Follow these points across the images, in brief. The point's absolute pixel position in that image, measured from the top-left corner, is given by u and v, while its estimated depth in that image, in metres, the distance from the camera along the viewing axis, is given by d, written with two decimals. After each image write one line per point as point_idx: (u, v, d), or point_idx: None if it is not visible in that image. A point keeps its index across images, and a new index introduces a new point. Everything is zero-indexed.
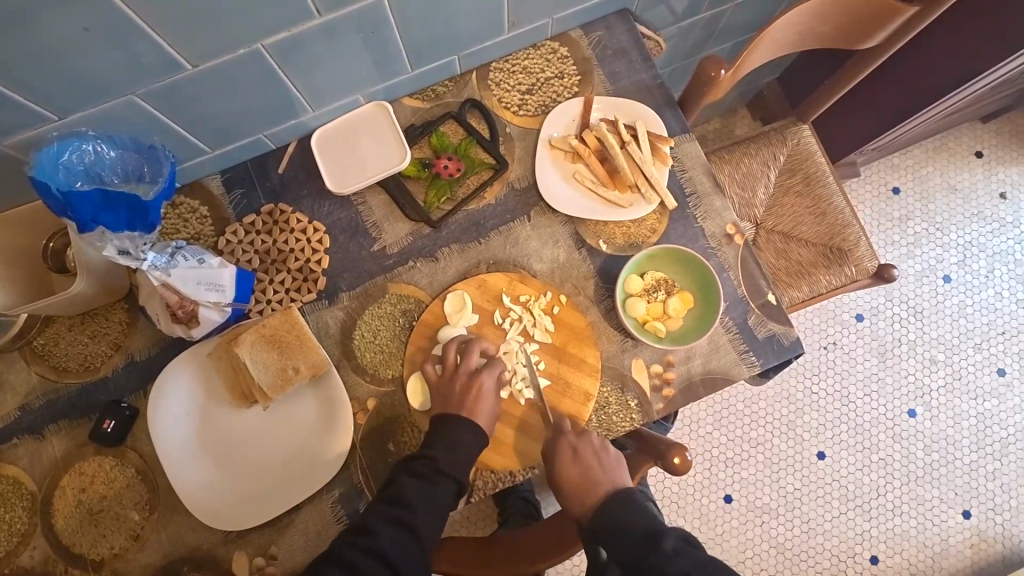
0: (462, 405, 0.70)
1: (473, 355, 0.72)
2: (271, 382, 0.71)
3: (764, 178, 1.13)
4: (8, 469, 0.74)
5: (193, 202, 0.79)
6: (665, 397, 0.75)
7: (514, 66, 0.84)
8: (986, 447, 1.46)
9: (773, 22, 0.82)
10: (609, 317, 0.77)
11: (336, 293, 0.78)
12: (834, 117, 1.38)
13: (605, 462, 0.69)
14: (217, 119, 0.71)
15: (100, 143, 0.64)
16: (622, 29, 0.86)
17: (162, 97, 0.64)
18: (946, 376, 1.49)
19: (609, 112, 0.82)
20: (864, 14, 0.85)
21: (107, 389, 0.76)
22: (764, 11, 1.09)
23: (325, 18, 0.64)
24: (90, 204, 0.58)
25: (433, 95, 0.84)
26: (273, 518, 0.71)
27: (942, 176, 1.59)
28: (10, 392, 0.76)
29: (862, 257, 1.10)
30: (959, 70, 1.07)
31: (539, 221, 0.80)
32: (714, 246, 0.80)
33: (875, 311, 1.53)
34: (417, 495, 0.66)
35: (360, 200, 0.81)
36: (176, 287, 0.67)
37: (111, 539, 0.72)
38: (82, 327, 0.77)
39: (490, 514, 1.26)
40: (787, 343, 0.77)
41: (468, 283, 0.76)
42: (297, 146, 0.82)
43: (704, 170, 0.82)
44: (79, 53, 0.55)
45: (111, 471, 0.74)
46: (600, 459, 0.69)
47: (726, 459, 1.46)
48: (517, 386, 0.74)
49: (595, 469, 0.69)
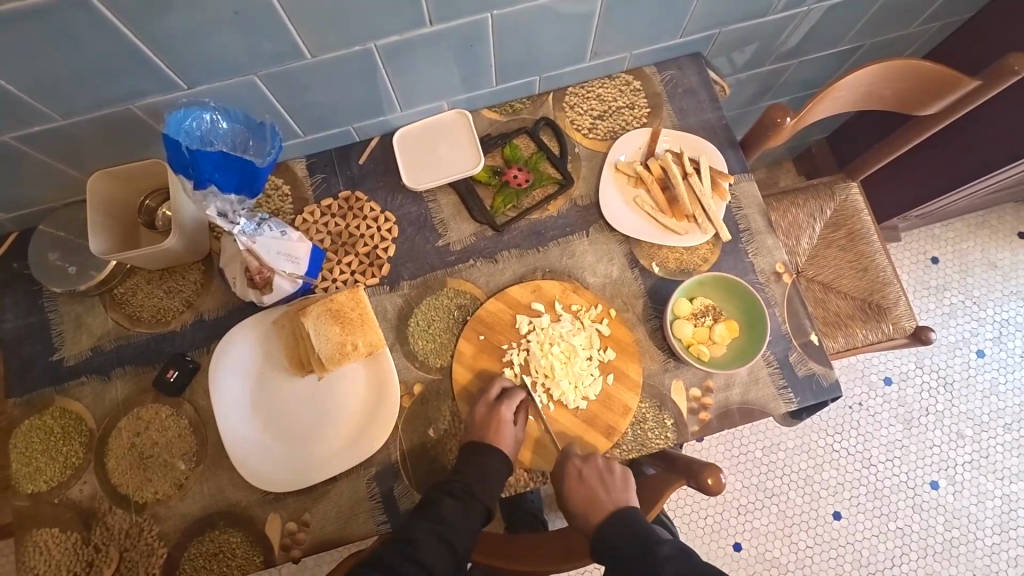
0: (491, 426, 0.72)
1: (496, 390, 0.75)
2: (329, 353, 0.74)
3: (810, 229, 1.16)
4: (73, 404, 0.78)
5: (278, 180, 0.85)
6: (701, 420, 0.77)
7: (589, 93, 0.90)
8: (1010, 531, 1.42)
9: (838, 81, 0.85)
10: (655, 336, 0.80)
11: (398, 280, 0.83)
12: (879, 180, 1.41)
13: (613, 482, 0.71)
14: (317, 107, 0.78)
15: (217, 114, 0.70)
16: (693, 71, 0.92)
17: (278, 81, 0.71)
18: (973, 452, 1.47)
19: (674, 144, 0.86)
20: (926, 82, 0.89)
21: (174, 342, 0.81)
22: (825, 70, 1.14)
23: (434, 28, 0.70)
24: (210, 163, 0.66)
25: (510, 110, 0.89)
26: (312, 485, 0.74)
27: (983, 252, 1.60)
28: (86, 334, 0.81)
29: (901, 316, 1.11)
30: (1010, 149, 1.09)
31: (597, 237, 0.84)
32: (762, 282, 0.82)
33: (903, 376, 1.53)
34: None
35: (431, 198, 0.86)
36: (258, 253, 0.72)
37: (156, 484, 0.75)
38: (160, 281, 0.82)
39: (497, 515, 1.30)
40: (826, 385, 0.79)
41: (524, 287, 0.80)
42: (380, 141, 0.88)
43: (759, 209, 0.85)
44: (222, 32, 0.61)
45: (166, 419, 0.77)
46: (604, 480, 0.71)
47: (739, 507, 1.44)
48: (569, 399, 0.76)
49: (598, 485, 0.70)
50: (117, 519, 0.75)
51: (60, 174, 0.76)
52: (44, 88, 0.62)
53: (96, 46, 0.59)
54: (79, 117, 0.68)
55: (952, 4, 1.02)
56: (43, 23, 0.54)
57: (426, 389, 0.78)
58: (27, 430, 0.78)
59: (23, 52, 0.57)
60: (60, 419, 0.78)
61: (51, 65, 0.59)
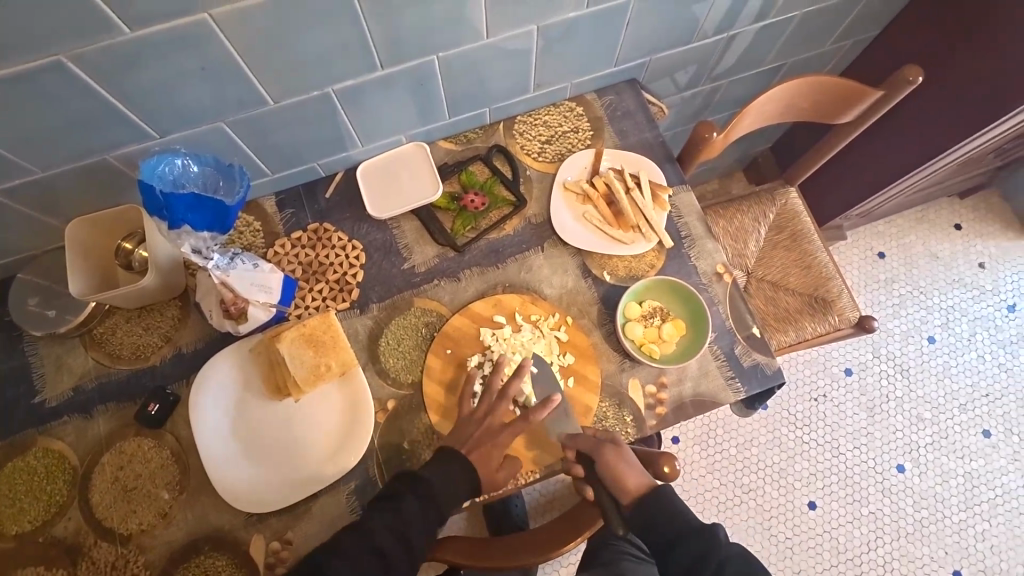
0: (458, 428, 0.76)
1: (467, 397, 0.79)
2: (304, 376, 0.78)
3: (755, 232, 1.24)
4: (55, 443, 0.81)
5: (249, 217, 0.91)
6: (658, 414, 0.83)
7: (536, 120, 0.98)
8: (975, 507, 1.49)
9: (757, 97, 0.95)
10: (609, 339, 0.86)
11: (367, 303, 0.88)
12: (820, 185, 1.52)
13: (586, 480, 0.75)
14: (283, 148, 0.84)
15: (189, 159, 0.76)
16: (630, 94, 1.00)
17: (245, 127, 0.77)
18: (933, 434, 1.55)
19: (616, 162, 0.94)
20: (837, 93, 0.98)
21: (153, 376, 0.84)
22: (754, 87, 1.25)
23: (386, 72, 0.77)
24: (182, 205, 0.71)
25: (465, 140, 0.97)
26: (293, 503, 0.77)
27: (924, 244, 1.71)
28: (67, 375, 0.84)
29: (845, 308, 1.19)
30: (927, 149, 1.19)
31: (552, 251, 0.90)
32: (705, 282, 0.90)
33: (862, 366, 1.61)
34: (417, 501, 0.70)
35: (395, 225, 0.92)
36: (232, 285, 0.77)
37: (140, 515, 0.78)
38: (138, 319, 0.86)
39: (481, 519, 1.35)
40: (770, 372, 0.85)
41: (485, 302, 0.86)
42: (344, 175, 0.94)
43: (697, 217, 0.93)
44: (190, 85, 0.68)
45: (148, 451, 0.80)
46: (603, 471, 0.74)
47: (719, 504, 1.49)
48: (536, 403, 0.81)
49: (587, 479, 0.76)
50: (102, 552, 0.77)
51: (38, 223, 0.80)
52: (23, 145, 0.67)
53: (69, 103, 0.64)
54: (57, 170, 0.73)
55: (858, 23, 1.13)
56: (24, 87, 0.60)
57: (398, 404, 0.83)
58: (10, 472, 0.80)
59: (4, 114, 0.62)
60: (42, 459, 0.80)
61: (26, 122, 0.64)
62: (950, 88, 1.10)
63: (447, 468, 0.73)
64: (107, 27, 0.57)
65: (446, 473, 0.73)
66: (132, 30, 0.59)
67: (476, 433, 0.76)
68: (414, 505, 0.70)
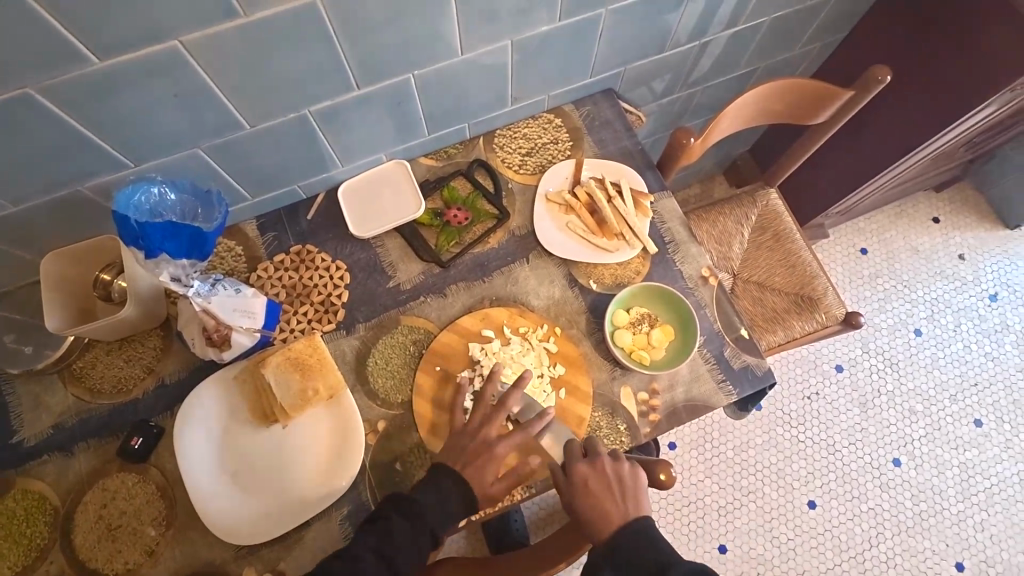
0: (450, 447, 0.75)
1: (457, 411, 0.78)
2: (292, 401, 0.77)
3: (739, 235, 1.25)
4: (34, 485, 0.78)
5: (230, 242, 0.90)
6: (651, 421, 0.82)
7: (516, 133, 0.98)
8: (972, 497, 1.50)
9: (732, 102, 0.96)
10: (599, 348, 0.86)
11: (353, 324, 0.87)
12: (799, 184, 1.54)
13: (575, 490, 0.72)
14: (261, 171, 0.83)
15: (165, 187, 0.75)
16: (607, 104, 1.01)
17: (222, 152, 0.77)
18: (926, 426, 1.56)
19: (597, 171, 0.95)
20: (809, 94, 1.00)
21: (136, 409, 0.82)
22: (729, 92, 1.27)
23: (362, 91, 0.77)
24: (158, 233, 0.69)
25: (445, 156, 0.97)
26: (285, 533, 0.75)
27: (905, 238, 1.73)
28: (46, 412, 0.81)
29: (831, 305, 1.20)
30: (900, 145, 1.21)
31: (537, 263, 0.90)
32: (691, 287, 0.90)
33: (853, 362, 1.62)
34: (407, 520, 0.69)
35: (378, 243, 0.91)
36: (214, 312, 0.75)
37: (126, 554, 0.75)
38: (119, 351, 0.84)
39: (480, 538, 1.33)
40: (760, 373, 0.85)
41: (472, 316, 0.85)
42: (325, 196, 0.94)
43: (680, 221, 0.94)
44: (163, 113, 0.67)
45: (132, 487, 0.78)
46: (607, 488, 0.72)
47: (719, 508, 1.48)
48: None
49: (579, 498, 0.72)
50: None
51: (11, 259, 0.79)
52: None
53: (39, 136, 0.63)
54: (29, 203, 0.72)
55: (825, 26, 1.16)
56: None
57: (389, 425, 0.82)
58: None
59: None
60: (21, 502, 0.77)
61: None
62: (918, 85, 1.12)
63: (441, 487, 0.72)
64: (76, 58, 0.57)
65: (439, 493, 0.72)
66: (100, 60, 0.58)
67: (468, 451, 0.75)
68: (407, 528, 0.69)
